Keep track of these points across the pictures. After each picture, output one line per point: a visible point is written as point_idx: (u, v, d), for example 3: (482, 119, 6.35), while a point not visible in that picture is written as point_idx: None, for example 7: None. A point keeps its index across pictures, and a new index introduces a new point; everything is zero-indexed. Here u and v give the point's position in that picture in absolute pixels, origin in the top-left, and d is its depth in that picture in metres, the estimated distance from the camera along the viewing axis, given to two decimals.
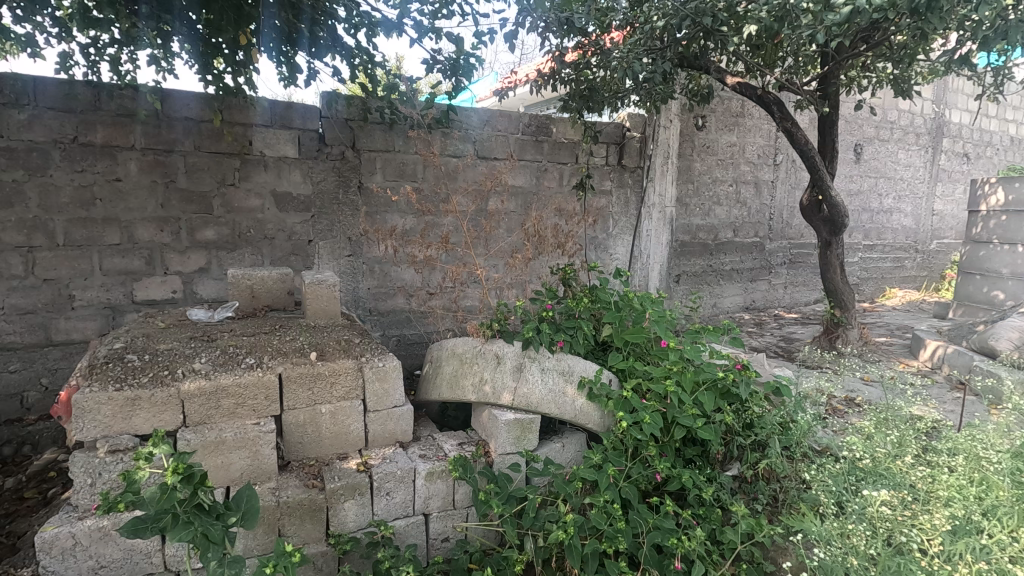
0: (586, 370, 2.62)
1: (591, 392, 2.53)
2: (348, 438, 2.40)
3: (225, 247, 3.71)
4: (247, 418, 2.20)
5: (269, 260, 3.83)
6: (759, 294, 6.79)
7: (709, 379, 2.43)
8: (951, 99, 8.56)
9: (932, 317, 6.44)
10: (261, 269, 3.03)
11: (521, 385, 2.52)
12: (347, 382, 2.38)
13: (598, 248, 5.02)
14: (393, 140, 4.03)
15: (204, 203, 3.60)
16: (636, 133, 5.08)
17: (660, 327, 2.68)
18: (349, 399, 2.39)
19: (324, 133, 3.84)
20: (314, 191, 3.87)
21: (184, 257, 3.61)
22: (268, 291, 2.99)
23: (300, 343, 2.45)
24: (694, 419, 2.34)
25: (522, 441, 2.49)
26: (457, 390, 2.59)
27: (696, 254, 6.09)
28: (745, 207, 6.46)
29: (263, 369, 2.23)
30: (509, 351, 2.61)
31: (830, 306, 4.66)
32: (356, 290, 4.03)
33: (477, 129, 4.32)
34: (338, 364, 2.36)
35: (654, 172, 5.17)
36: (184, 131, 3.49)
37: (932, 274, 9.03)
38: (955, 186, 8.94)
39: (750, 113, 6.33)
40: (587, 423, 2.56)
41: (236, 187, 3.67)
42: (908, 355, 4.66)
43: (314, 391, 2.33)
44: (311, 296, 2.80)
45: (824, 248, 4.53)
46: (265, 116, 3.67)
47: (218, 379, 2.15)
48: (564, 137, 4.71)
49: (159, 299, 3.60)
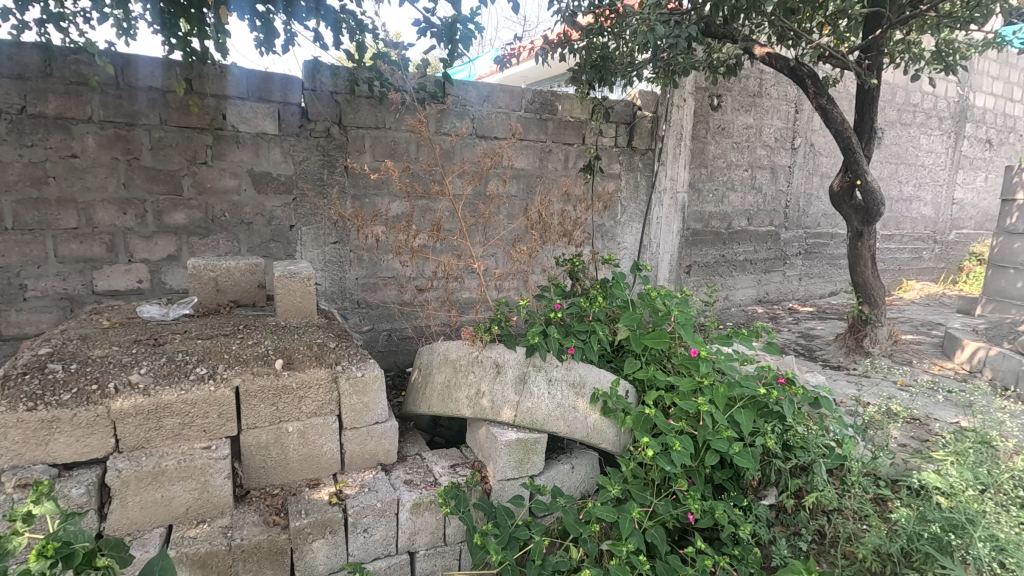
0: (600, 381, 2.26)
1: (605, 406, 2.18)
2: (321, 462, 2.04)
3: (197, 232, 3.31)
4: (195, 440, 1.83)
5: (245, 247, 3.44)
6: (773, 287, 6.41)
7: (747, 395, 2.07)
8: (976, 82, 8.10)
9: (957, 313, 6.08)
10: (228, 259, 2.63)
11: (524, 399, 2.16)
12: (319, 396, 2.02)
13: (606, 237, 4.63)
14: (384, 117, 3.62)
15: (172, 183, 3.20)
16: (648, 112, 4.66)
17: (685, 331, 2.31)
18: (322, 415, 2.03)
19: (307, 106, 3.43)
20: (296, 172, 3.47)
21: (150, 244, 3.22)
22: (235, 285, 2.61)
23: (264, 349, 2.08)
24: (730, 444, 1.98)
25: (526, 466, 2.12)
26: (450, 404, 2.22)
27: (709, 243, 5.71)
28: (760, 194, 6.06)
29: (215, 383, 1.86)
30: (512, 359, 2.23)
31: (858, 302, 4.27)
32: (343, 280, 3.66)
33: (477, 105, 3.91)
34: (307, 375, 1.99)
35: (666, 155, 4.80)
36: (149, 103, 3.07)
37: (949, 266, 8.65)
38: (976, 174, 8.52)
39: (768, 93, 5.90)
40: (601, 442, 2.21)
41: (208, 166, 3.26)
42: (941, 357, 4.29)
43: (280, 407, 1.96)
44: (282, 291, 2.42)
45: (854, 239, 4.14)
46: (240, 87, 3.25)
47: (159, 395, 1.77)
48: (571, 116, 4.29)
49: (123, 290, 3.21)
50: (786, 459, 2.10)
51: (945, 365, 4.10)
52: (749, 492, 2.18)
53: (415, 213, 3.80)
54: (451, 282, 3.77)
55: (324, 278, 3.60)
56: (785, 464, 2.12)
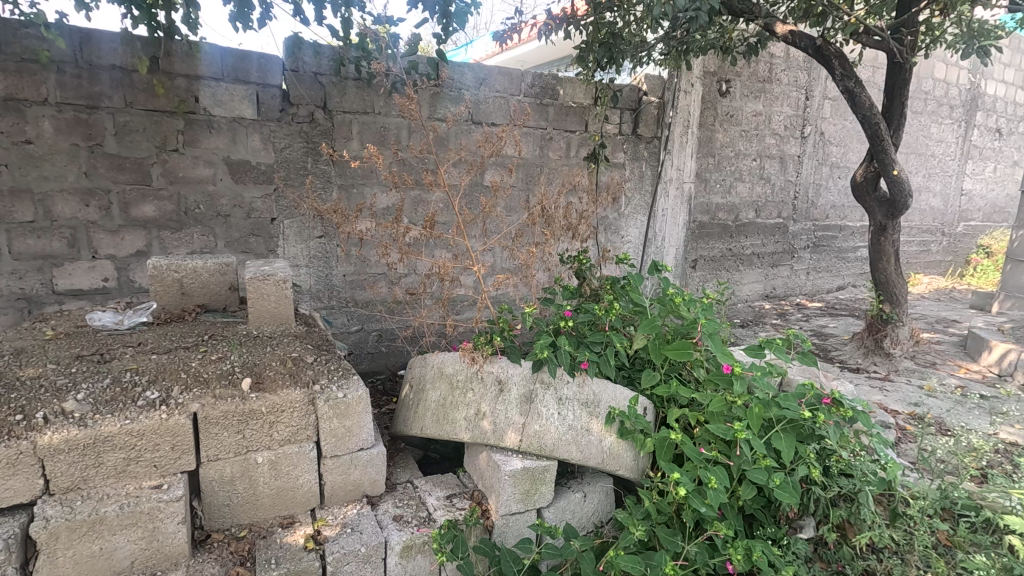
0: (617, 400, 1.99)
1: (622, 428, 1.93)
2: (295, 497, 1.77)
3: (168, 225, 3.00)
4: (143, 478, 1.55)
5: (223, 242, 3.12)
6: (780, 281, 6.15)
7: (790, 417, 1.81)
8: (988, 68, 7.82)
9: (971, 309, 5.85)
10: (195, 258, 2.33)
11: (530, 422, 1.89)
12: (293, 422, 1.75)
13: (609, 232, 4.35)
14: (371, 100, 3.31)
15: (140, 171, 2.88)
16: (654, 98, 4.36)
17: (713, 343, 2.03)
18: (296, 443, 1.76)
19: (288, 89, 3.11)
20: (277, 160, 3.16)
21: (117, 238, 2.91)
22: (203, 286, 2.31)
23: (229, 366, 1.80)
24: (770, 476, 1.73)
25: (533, 498, 1.86)
26: (446, 426, 1.95)
27: (715, 237, 5.43)
28: (769, 185, 5.78)
29: (168, 409, 1.57)
30: (516, 374, 1.96)
31: (878, 300, 3.99)
32: (329, 277, 3.36)
33: (473, 89, 3.60)
34: (279, 397, 1.72)
35: (672, 144, 4.50)
36: (112, 83, 2.75)
37: (957, 259, 8.42)
38: (985, 164, 8.28)
39: (778, 78, 5.60)
40: (617, 469, 1.94)
41: (180, 154, 2.94)
42: (964, 358, 4.06)
43: (247, 436, 1.68)
44: (254, 296, 2.13)
45: (877, 233, 3.88)
46: (214, 67, 2.93)
47: (98, 427, 1.48)
48: (573, 101, 3.99)
49: (87, 289, 2.89)
50: (831, 490, 1.85)
51: (972, 366, 3.89)
52: (785, 525, 1.92)
53: (407, 205, 3.50)
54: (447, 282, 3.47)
55: (308, 275, 3.31)
56: (830, 494, 1.85)
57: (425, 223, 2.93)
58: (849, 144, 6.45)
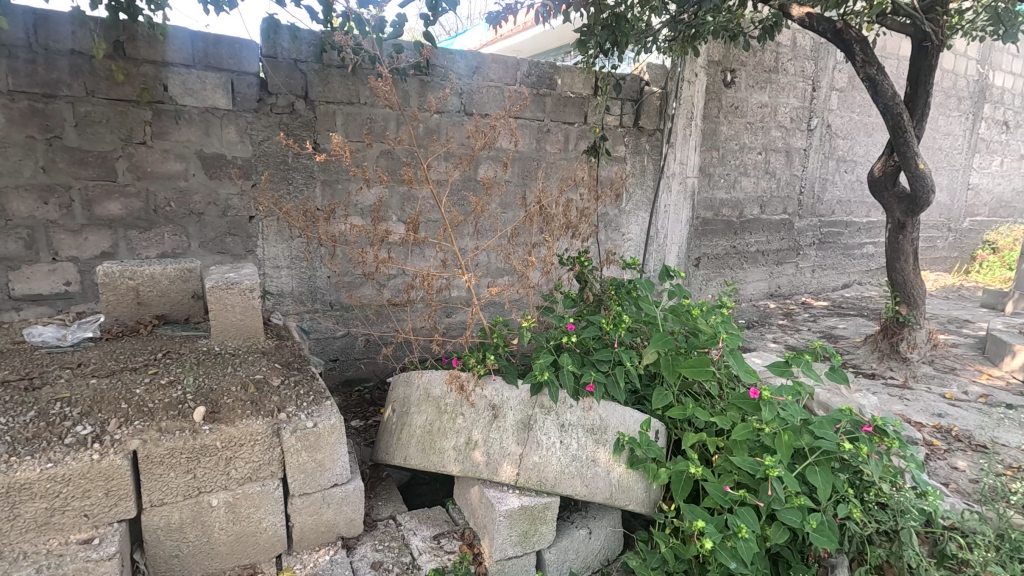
0: (626, 425, 1.76)
1: (633, 457, 1.70)
2: (258, 543, 1.54)
3: (136, 225, 2.72)
4: (71, 531, 1.32)
5: (196, 242, 2.85)
6: (785, 279, 5.93)
7: (826, 448, 1.58)
8: (996, 59, 7.58)
9: (983, 308, 5.67)
10: (153, 263, 2.08)
11: (529, 453, 1.66)
12: (254, 456, 1.51)
13: (610, 229, 4.11)
14: (357, 90, 3.04)
15: (104, 167, 2.62)
16: (656, 88, 4.11)
17: (736, 360, 1.80)
18: (258, 481, 1.52)
19: (266, 77, 2.84)
20: (255, 154, 2.88)
21: (79, 239, 2.64)
22: (163, 296, 2.06)
23: (179, 393, 1.55)
24: (804, 516, 1.51)
25: (531, 540, 1.63)
26: (433, 456, 1.72)
27: (719, 234, 5.20)
28: (774, 179, 5.56)
29: (101, 449, 1.34)
30: (513, 398, 1.73)
31: (893, 301, 3.76)
32: (313, 279, 3.09)
33: (465, 79, 3.34)
34: (237, 430, 1.48)
35: (675, 137, 4.26)
36: (71, 69, 2.48)
37: (964, 255, 8.21)
38: (992, 158, 8.05)
39: (785, 68, 5.36)
40: (627, 504, 1.71)
41: (148, 147, 2.67)
42: (984, 363, 3.85)
43: (198, 475, 1.45)
44: (217, 307, 1.88)
45: (895, 232, 3.67)
46: (184, 53, 2.65)
47: (14, 473, 1.25)
48: (571, 91, 3.74)
49: (47, 294, 2.63)
50: (871, 528, 1.62)
51: (993, 372, 3.68)
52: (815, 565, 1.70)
53: (395, 202, 3.23)
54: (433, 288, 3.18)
55: (290, 277, 3.04)
56: (869, 532, 1.62)
57: (408, 225, 2.62)
58: (856, 137, 6.22)
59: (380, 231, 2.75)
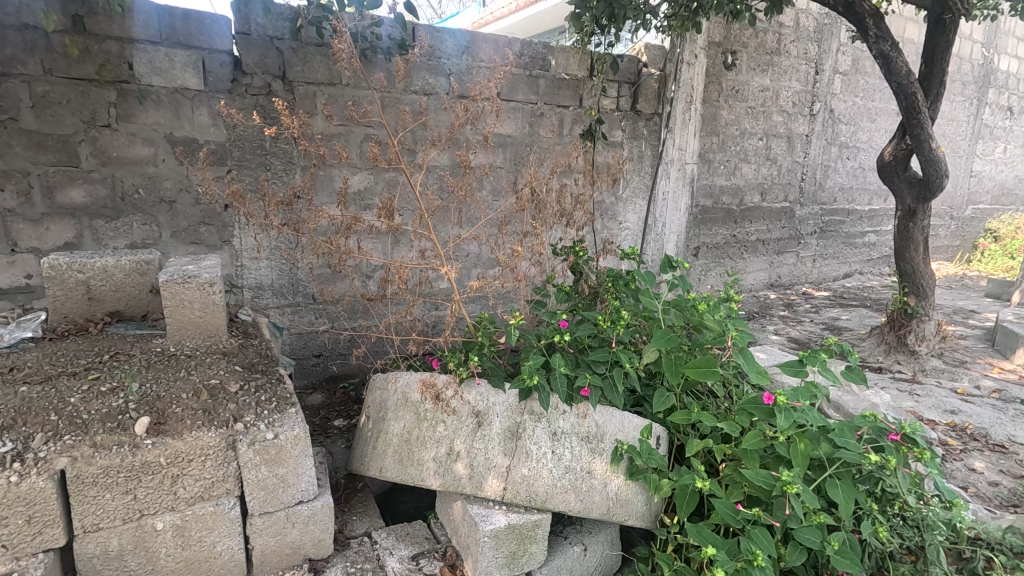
0: (625, 432, 1.60)
1: (632, 467, 1.54)
2: (213, 569, 1.37)
3: (102, 213, 2.43)
4: None
5: (168, 232, 2.53)
6: (786, 269, 5.76)
7: (847, 459, 1.42)
8: (1002, 42, 7.39)
9: (987, 298, 5.55)
10: (105, 254, 1.88)
11: (517, 465, 1.50)
12: (205, 473, 1.33)
13: (606, 218, 3.92)
14: (340, 70, 2.74)
15: (65, 151, 2.33)
16: (654, 70, 3.90)
17: (745, 361, 1.63)
18: (211, 501, 1.35)
19: (241, 55, 2.52)
20: (230, 138, 2.56)
21: (39, 229, 2.35)
22: (116, 291, 1.86)
23: (121, 402, 1.37)
24: (824, 537, 1.35)
25: (520, 562, 1.46)
26: (411, 468, 1.55)
27: (718, 222, 5.02)
28: (775, 166, 5.37)
29: (21, 470, 1.17)
30: (499, 404, 1.56)
31: (901, 292, 3.59)
32: (294, 271, 2.77)
33: (454, 59, 3.10)
34: (184, 445, 1.31)
35: (673, 121, 4.06)
36: (24, 45, 2.19)
37: (965, 244, 8.06)
38: (996, 144, 7.88)
39: (787, 50, 5.15)
40: (625, 519, 1.55)
41: (113, 130, 2.38)
42: (995, 355, 3.71)
43: (139, 496, 1.28)
44: (172, 305, 1.67)
45: (905, 219, 3.51)
46: (149, 30, 2.35)
47: None
48: (566, 73, 3.53)
49: (6, 289, 2.35)
50: (894, 545, 1.45)
51: (1005, 365, 3.54)
52: None
53: (382, 188, 2.94)
54: (413, 280, 2.89)
55: (270, 269, 2.73)
56: (893, 550, 1.46)
57: (381, 210, 2.33)
58: (859, 122, 6.03)
59: (347, 217, 2.41)
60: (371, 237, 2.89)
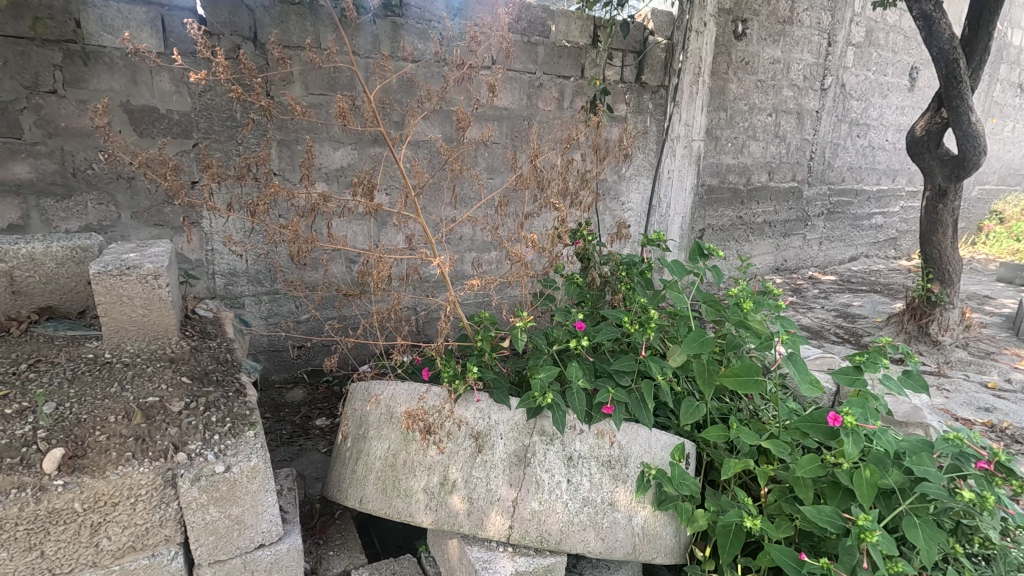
0: (652, 453, 1.34)
1: (663, 497, 1.29)
2: None
3: (51, 191, 2.08)
4: None
5: (128, 213, 2.20)
6: (792, 252, 5.52)
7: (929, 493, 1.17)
8: (1016, 16, 7.08)
9: (999, 283, 5.34)
10: (33, 238, 1.56)
11: (526, 497, 1.24)
12: (136, 517, 1.07)
13: (608, 198, 3.64)
14: (319, 31, 2.39)
15: (3, 120, 1.97)
16: (661, 38, 3.59)
17: (797, 370, 1.36)
18: (146, 550, 1.09)
19: (207, 13, 2.17)
20: (196, 107, 2.21)
21: None
22: (46, 282, 1.56)
23: (27, 430, 1.09)
24: None
25: None
26: (398, 500, 1.29)
27: (724, 203, 4.74)
28: (784, 144, 5.09)
29: None
30: (503, 423, 1.30)
31: (924, 278, 3.32)
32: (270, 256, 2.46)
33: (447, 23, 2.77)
34: (105, 484, 1.03)
35: (681, 94, 3.75)
36: None
37: (969, 225, 7.85)
38: (1005, 123, 7.61)
39: (800, 19, 4.82)
40: (653, 558, 1.30)
41: (59, 96, 2.02)
42: (1020, 345, 3.50)
43: (50, 552, 1.02)
44: (105, 303, 1.36)
45: (935, 200, 3.25)
46: None
47: None
48: (567, 40, 3.21)
49: None
50: None
51: None
52: None
53: (366, 164, 2.62)
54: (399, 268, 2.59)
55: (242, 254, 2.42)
56: None
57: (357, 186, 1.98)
58: (870, 98, 5.74)
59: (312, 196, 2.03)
60: (352, 219, 2.58)
